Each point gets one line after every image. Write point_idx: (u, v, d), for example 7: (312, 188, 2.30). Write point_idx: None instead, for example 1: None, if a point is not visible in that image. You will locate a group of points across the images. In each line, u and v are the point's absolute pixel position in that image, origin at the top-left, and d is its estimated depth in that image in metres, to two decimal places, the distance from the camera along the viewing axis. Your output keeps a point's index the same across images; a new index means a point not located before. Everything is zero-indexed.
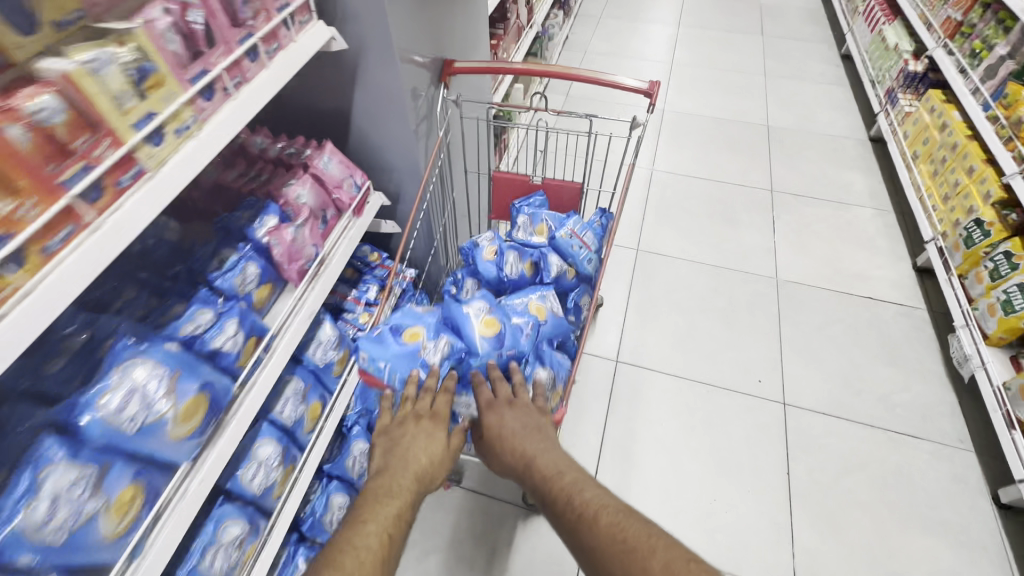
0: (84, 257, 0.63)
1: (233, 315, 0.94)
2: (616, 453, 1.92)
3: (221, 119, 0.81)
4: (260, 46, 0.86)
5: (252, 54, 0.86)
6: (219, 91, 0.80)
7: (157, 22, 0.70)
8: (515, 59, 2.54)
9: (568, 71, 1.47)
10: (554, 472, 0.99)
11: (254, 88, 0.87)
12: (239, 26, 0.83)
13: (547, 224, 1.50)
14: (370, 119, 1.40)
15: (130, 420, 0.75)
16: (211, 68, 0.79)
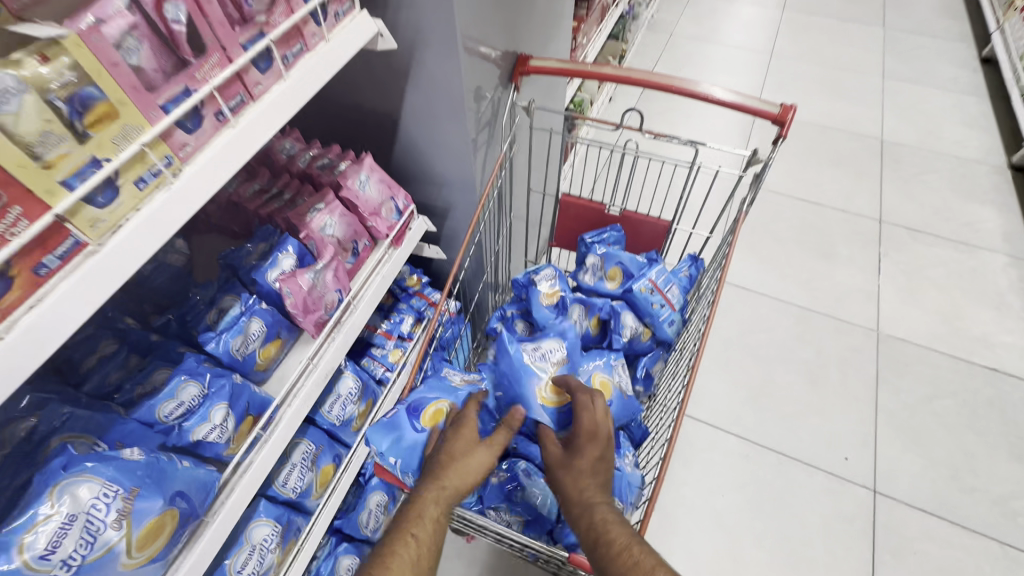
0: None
1: (223, 398, 0.76)
2: (666, 525, 1.66)
3: (209, 157, 0.58)
4: (275, 51, 0.63)
5: (263, 61, 0.62)
6: (209, 117, 0.58)
7: (110, 24, 0.48)
8: (596, 44, 2.18)
9: (673, 81, 1.15)
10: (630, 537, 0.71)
11: (263, 107, 0.63)
12: (245, 24, 0.60)
13: (621, 269, 1.23)
14: (423, 126, 1.15)
15: (63, 562, 0.56)
16: (197, 87, 0.56)
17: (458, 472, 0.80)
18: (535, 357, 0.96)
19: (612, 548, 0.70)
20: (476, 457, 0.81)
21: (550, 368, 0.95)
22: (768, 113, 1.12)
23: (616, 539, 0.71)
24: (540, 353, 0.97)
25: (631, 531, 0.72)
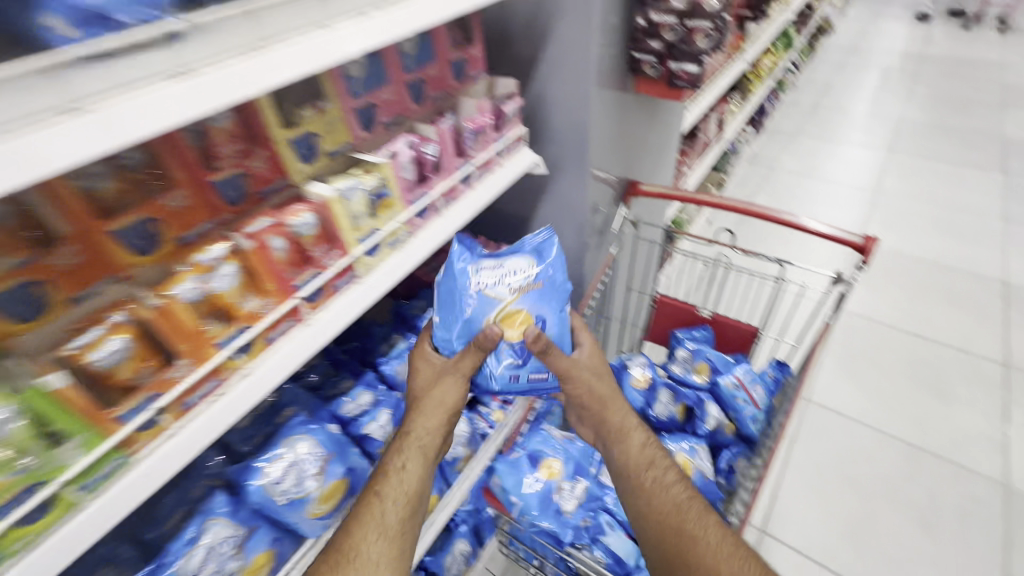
0: (293, 353, 0.70)
1: (387, 406, 0.99)
2: None
3: (426, 234, 0.88)
4: (475, 172, 0.95)
5: (465, 178, 0.95)
6: (430, 210, 0.89)
7: (400, 155, 0.82)
8: (698, 174, 2.47)
9: (763, 211, 1.36)
10: (667, 466, 0.91)
11: (460, 206, 0.94)
12: (462, 155, 0.93)
13: (709, 364, 1.35)
14: (549, 230, 1.45)
15: (283, 492, 0.79)
16: (429, 192, 0.88)
17: (434, 411, 0.89)
18: (490, 279, 0.95)
19: (650, 474, 0.89)
20: (447, 396, 0.90)
21: (510, 293, 0.94)
22: (852, 243, 1.28)
23: (642, 467, 0.91)
24: (502, 271, 0.95)
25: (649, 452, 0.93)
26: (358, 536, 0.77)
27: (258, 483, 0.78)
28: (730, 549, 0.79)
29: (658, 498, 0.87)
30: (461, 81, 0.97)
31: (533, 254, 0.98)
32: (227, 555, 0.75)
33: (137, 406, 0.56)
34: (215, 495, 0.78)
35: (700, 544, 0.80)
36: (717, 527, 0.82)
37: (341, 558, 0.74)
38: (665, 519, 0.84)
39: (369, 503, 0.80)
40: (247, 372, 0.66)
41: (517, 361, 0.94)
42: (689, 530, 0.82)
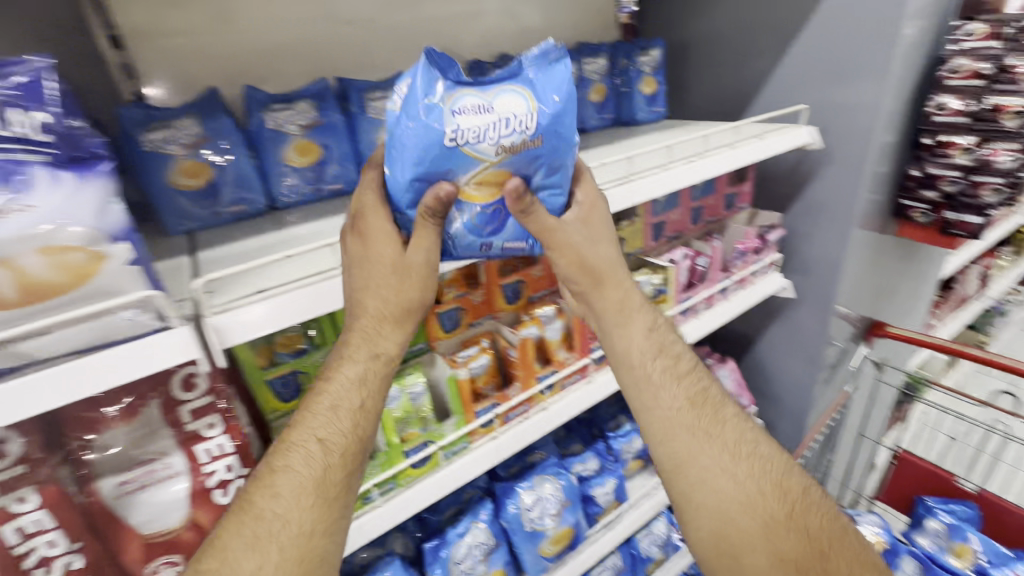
0: (576, 400, 0.87)
1: (613, 476, 1.08)
2: None
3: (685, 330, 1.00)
4: (732, 287, 1.06)
5: (723, 290, 1.06)
6: (691, 311, 1.02)
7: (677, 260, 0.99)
8: (951, 329, 2.16)
9: None
10: (696, 365, 0.70)
11: (715, 312, 1.04)
12: (723, 271, 1.06)
13: (974, 550, 1.15)
14: (776, 353, 1.44)
15: (530, 518, 0.94)
16: (694, 295, 1.01)
17: (401, 317, 0.62)
18: (471, 132, 0.51)
19: (666, 367, 0.67)
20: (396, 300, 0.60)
21: (497, 152, 0.53)
22: None
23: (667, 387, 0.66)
24: (492, 115, 0.52)
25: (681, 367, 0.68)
26: (277, 504, 0.53)
27: (516, 506, 0.94)
28: (766, 454, 0.63)
29: (669, 392, 0.65)
30: (729, 210, 1.14)
31: (527, 90, 0.53)
32: (478, 556, 0.91)
33: (487, 407, 0.77)
34: (481, 503, 0.94)
35: (716, 443, 0.62)
36: (746, 431, 0.64)
37: (255, 538, 0.51)
38: (689, 421, 0.64)
39: (289, 464, 0.55)
40: (546, 406, 0.85)
41: (485, 232, 0.58)
42: (717, 426, 0.64)
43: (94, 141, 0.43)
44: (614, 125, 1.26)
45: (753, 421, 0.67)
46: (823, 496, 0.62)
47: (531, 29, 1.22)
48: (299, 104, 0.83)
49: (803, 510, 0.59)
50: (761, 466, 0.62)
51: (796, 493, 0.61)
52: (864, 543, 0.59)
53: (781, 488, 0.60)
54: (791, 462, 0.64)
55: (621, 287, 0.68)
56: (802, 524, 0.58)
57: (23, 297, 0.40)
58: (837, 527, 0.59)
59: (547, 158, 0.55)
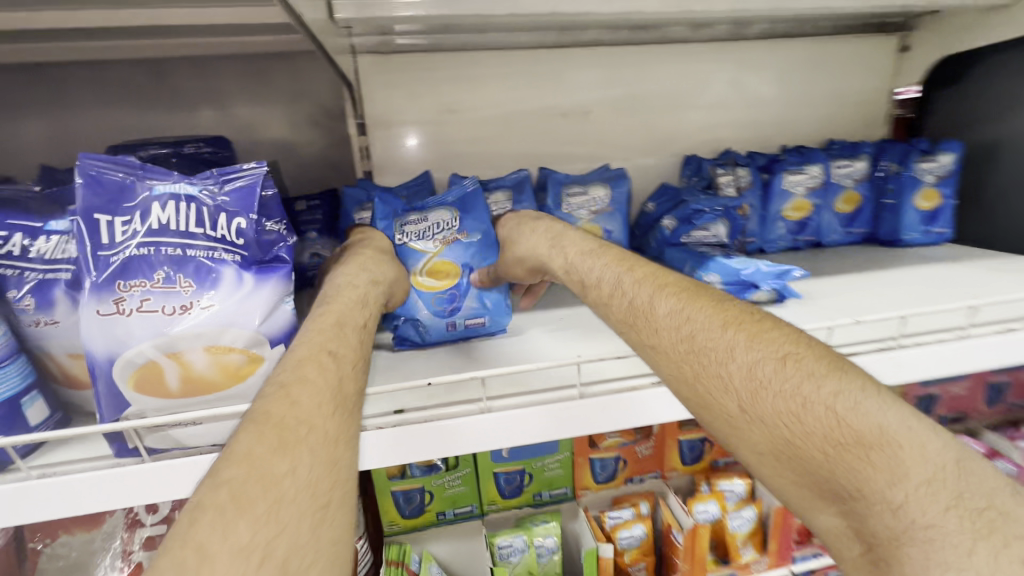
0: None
1: None
2: None
3: None
4: None
5: None
6: None
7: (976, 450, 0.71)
8: None
9: None
10: (619, 266, 0.51)
11: None
12: None
13: None
14: None
15: None
16: None
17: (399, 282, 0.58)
18: (413, 234, 0.66)
19: (594, 295, 0.51)
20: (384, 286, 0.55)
21: (437, 245, 0.65)
22: None
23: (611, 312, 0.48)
24: (427, 222, 0.67)
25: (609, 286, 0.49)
26: (298, 412, 0.34)
27: None
28: (706, 339, 0.41)
29: (664, 333, 0.43)
30: None
31: (456, 203, 0.68)
32: None
33: None
34: None
35: (660, 348, 0.43)
36: (678, 319, 0.43)
37: (282, 444, 0.31)
38: (622, 336, 0.46)
39: (307, 376, 0.37)
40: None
41: (447, 314, 0.64)
42: (650, 330, 0.44)
43: (283, 246, 0.43)
44: (861, 243, 1.00)
45: (693, 301, 0.45)
46: (799, 362, 0.37)
47: (762, 121, 1.04)
48: (497, 194, 0.82)
49: (759, 394, 0.37)
50: (692, 356, 0.41)
51: (743, 372, 0.38)
52: (858, 401, 0.34)
53: (717, 376, 0.39)
54: (735, 331, 0.41)
55: (535, 238, 0.62)
56: (760, 411, 0.37)
57: (183, 391, 0.40)
58: (801, 400, 0.35)
59: (480, 244, 0.67)
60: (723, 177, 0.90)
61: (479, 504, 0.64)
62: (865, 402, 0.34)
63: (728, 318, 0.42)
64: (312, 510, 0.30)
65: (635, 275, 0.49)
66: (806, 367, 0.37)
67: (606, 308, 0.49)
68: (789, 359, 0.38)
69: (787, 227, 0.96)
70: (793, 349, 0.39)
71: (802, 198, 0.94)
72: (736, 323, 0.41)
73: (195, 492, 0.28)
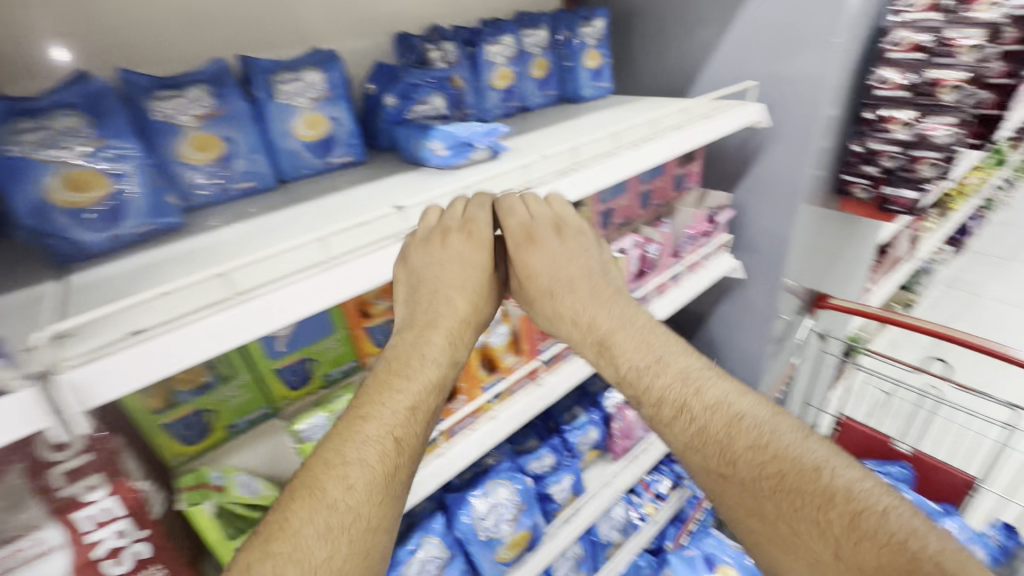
0: (540, 397, 0.84)
1: (570, 472, 1.07)
2: None
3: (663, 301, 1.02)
4: (713, 251, 1.14)
5: (709, 253, 1.12)
6: (695, 244, 1.07)
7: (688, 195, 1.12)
8: (885, 291, 2.28)
9: (964, 336, 1.23)
10: (685, 386, 0.57)
11: (701, 275, 1.10)
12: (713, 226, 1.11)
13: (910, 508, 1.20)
14: (727, 329, 1.47)
15: (486, 528, 0.91)
16: (698, 237, 1.07)
17: (451, 321, 0.65)
18: (31, 144, 0.56)
19: (650, 411, 0.58)
20: (469, 292, 0.67)
21: (70, 154, 0.58)
22: None
23: (676, 438, 0.56)
24: (49, 131, 0.58)
25: (674, 394, 0.57)
26: (348, 495, 0.50)
27: (469, 516, 0.91)
28: (799, 482, 0.49)
29: (745, 467, 0.52)
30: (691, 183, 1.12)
31: (85, 106, 0.60)
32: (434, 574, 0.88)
33: None
34: (432, 516, 0.91)
35: (732, 480, 0.52)
36: (761, 455, 0.52)
37: (338, 520, 0.48)
38: (688, 460, 0.55)
39: (364, 457, 0.52)
40: (514, 398, 0.83)
41: (108, 225, 0.62)
42: (721, 458, 0.53)
43: None
44: (558, 102, 1.20)
45: (780, 429, 0.53)
46: (897, 512, 0.46)
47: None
48: (192, 91, 0.71)
49: (856, 541, 0.46)
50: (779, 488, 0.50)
51: (843, 519, 0.47)
52: (960, 560, 0.42)
53: (794, 497, 0.49)
54: (831, 472, 0.49)
55: (578, 306, 0.66)
56: (855, 560, 0.45)
57: None
58: (905, 558, 0.43)
59: (129, 155, 0.62)
60: (434, 53, 0.95)
61: (270, 403, 0.66)
62: (964, 558, 0.43)
63: (819, 459, 0.51)
64: (348, 559, 0.47)
65: (715, 401, 0.56)
66: (903, 523, 0.45)
67: (676, 435, 0.56)
68: (887, 511, 0.46)
69: (498, 96, 1.07)
70: (891, 500, 0.47)
71: (505, 68, 1.06)
72: (826, 466, 0.50)
73: (251, 554, 0.45)
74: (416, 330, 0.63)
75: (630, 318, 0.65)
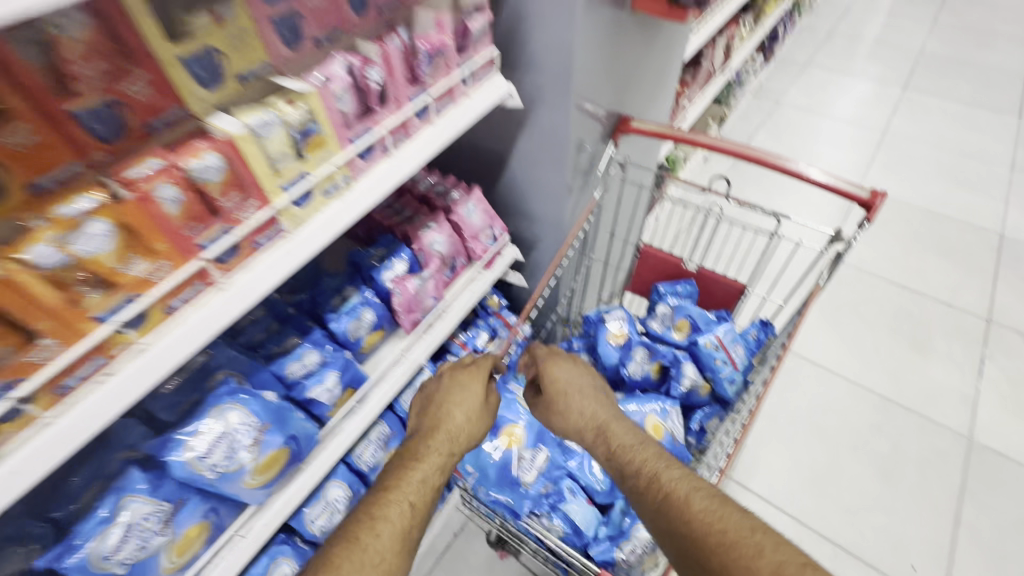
0: (223, 307, 0.61)
1: (335, 368, 0.92)
2: None
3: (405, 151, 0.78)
4: (473, 76, 0.87)
5: (466, 78, 0.86)
6: (441, 67, 0.80)
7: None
8: (697, 106, 2.28)
9: (746, 149, 1.20)
10: (653, 464, 0.76)
11: (460, 109, 0.86)
12: (465, 44, 0.84)
13: (689, 322, 1.30)
14: (526, 169, 1.29)
15: (211, 468, 0.73)
16: (446, 57, 0.80)
17: (464, 422, 0.88)
18: None
19: (626, 480, 0.77)
20: (466, 409, 0.91)
21: None
22: (857, 197, 1.11)
23: (648, 502, 0.72)
24: None
25: (648, 469, 0.76)
26: (375, 542, 0.68)
27: (181, 461, 0.70)
28: (734, 539, 0.62)
29: (699, 526, 0.66)
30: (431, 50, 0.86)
31: None
32: (155, 530, 0.71)
33: None
34: (129, 472, 0.70)
35: (687, 540, 0.65)
36: (709, 517, 0.66)
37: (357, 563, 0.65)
38: (654, 524, 0.70)
39: (387, 516, 0.71)
40: (183, 319, 0.59)
41: None
42: (678, 520, 0.67)
43: None
44: None
45: (726, 500, 0.68)
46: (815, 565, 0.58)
47: None
48: None
49: None
50: (719, 542, 0.63)
51: (771, 565, 0.59)
52: None
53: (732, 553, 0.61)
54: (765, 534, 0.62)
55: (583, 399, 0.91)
56: None
57: None
58: None
59: None
60: None
61: None
62: None
63: (755, 522, 0.64)
64: None
65: (677, 481, 0.72)
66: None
67: (644, 498, 0.73)
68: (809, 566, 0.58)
69: None
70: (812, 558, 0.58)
71: None
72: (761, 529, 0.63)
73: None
74: (434, 422, 0.87)
75: (592, 386, 0.93)
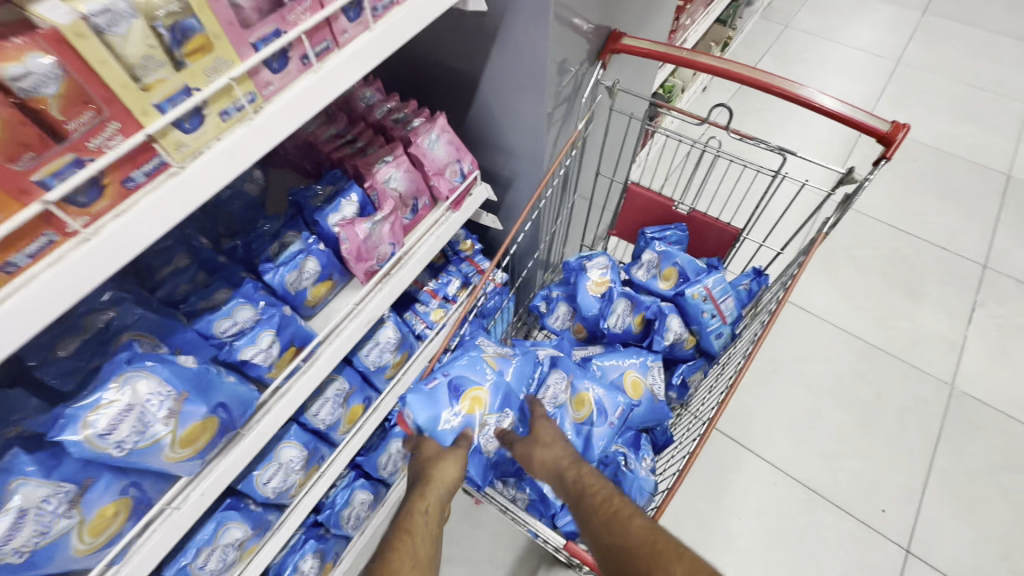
0: (86, 263, 0.48)
1: (270, 326, 0.81)
2: (688, 507, 1.61)
3: (336, 63, 0.63)
4: None
5: None
6: None
7: None
8: (699, 26, 2.04)
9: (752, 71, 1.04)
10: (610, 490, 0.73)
11: (408, 10, 0.68)
12: None
13: (677, 270, 1.19)
14: (499, 94, 1.11)
15: (116, 445, 0.63)
16: None
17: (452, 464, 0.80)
18: None
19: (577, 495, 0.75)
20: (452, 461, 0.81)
21: None
22: (875, 129, 0.98)
23: (597, 521, 0.68)
24: None
25: (606, 492, 0.73)
26: None
27: (75, 439, 0.60)
28: (657, 543, 0.61)
29: (629, 535, 0.63)
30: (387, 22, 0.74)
31: None
32: (56, 514, 0.62)
33: None
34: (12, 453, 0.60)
35: (619, 548, 0.63)
36: (647, 531, 0.63)
37: None
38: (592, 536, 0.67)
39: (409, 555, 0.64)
40: (32, 280, 0.46)
41: None
42: (617, 529, 0.65)
43: None
44: None
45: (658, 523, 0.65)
46: None
47: None
48: None
49: None
50: (647, 548, 0.61)
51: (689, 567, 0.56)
52: None
53: (658, 558, 0.59)
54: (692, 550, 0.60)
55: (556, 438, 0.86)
56: None
57: None
58: None
59: None
60: None
61: None
62: None
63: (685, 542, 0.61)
64: None
65: (621, 503, 0.69)
66: None
67: (594, 513, 0.70)
68: None
69: None
70: None
71: None
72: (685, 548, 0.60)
73: None
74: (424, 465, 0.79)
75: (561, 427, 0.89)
